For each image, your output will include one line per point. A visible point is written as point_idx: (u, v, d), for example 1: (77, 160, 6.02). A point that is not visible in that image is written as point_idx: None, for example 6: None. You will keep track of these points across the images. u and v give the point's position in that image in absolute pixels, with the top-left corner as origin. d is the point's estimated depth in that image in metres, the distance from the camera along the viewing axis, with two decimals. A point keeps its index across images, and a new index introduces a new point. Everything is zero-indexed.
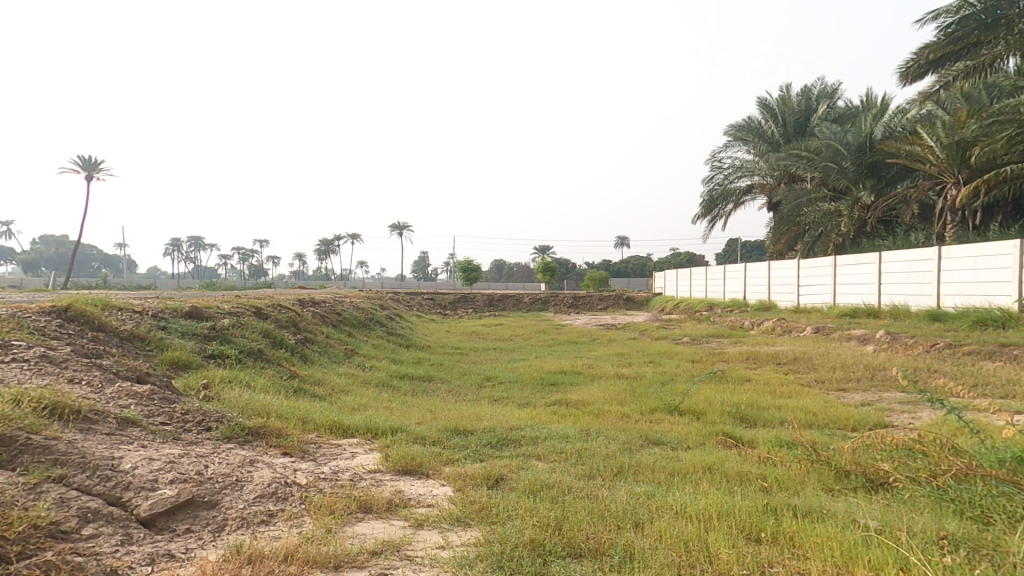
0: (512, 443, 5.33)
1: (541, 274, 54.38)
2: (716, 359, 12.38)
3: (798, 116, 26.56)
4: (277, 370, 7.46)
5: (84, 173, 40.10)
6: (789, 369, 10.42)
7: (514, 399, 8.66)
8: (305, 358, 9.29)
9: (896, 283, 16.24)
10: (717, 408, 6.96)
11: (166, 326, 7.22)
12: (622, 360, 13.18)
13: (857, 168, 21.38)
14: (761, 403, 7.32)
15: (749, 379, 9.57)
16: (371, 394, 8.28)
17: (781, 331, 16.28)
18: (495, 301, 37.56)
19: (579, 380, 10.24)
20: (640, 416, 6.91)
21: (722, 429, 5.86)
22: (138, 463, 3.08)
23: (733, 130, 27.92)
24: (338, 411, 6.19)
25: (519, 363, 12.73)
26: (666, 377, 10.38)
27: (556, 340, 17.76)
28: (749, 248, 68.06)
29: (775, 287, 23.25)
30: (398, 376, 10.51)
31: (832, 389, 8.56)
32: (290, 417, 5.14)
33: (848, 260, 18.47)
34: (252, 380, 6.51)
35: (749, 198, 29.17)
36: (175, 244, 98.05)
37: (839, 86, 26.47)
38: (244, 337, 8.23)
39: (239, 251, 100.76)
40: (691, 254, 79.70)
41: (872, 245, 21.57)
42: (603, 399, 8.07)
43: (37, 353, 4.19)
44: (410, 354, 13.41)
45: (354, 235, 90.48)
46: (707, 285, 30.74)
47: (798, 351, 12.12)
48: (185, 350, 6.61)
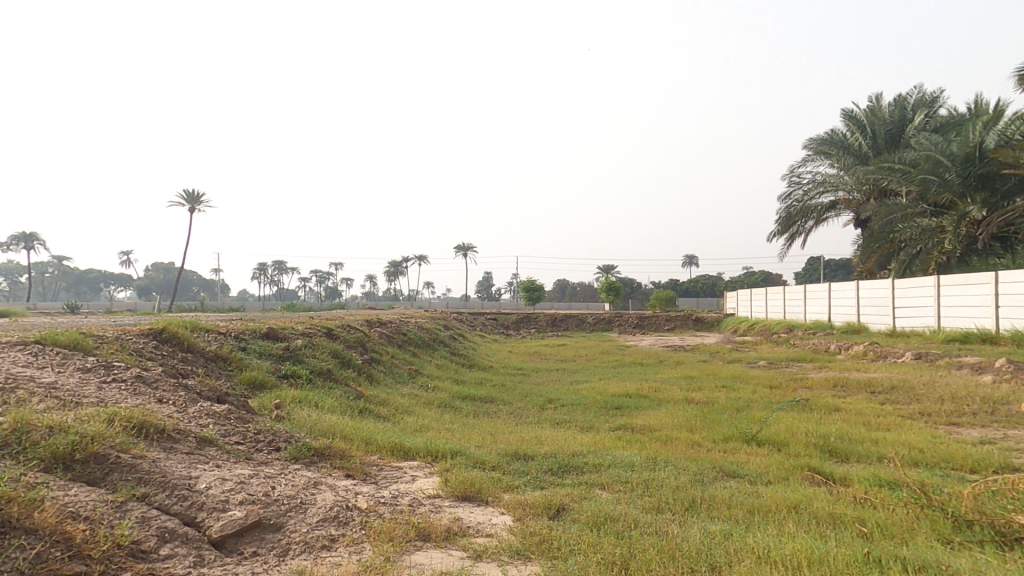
0: (574, 470, 5.11)
1: (605, 294, 53.40)
2: (798, 385, 11.40)
3: (889, 126, 24.60)
4: (344, 391, 7.73)
5: (188, 206, 44.67)
6: (885, 399, 9.37)
7: (575, 423, 8.39)
8: (371, 378, 9.57)
9: (1018, 306, 14.31)
10: (800, 440, 6.35)
11: (246, 346, 7.73)
12: (692, 383, 12.48)
13: (964, 181, 19.59)
14: (853, 437, 6.60)
15: (838, 408, 8.71)
16: (433, 414, 8.35)
17: (874, 357, 14.82)
18: (558, 321, 37.23)
19: (645, 405, 9.77)
20: (713, 445, 6.45)
21: (808, 462, 5.31)
22: (212, 483, 3.22)
23: (815, 143, 26.29)
24: (399, 432, 6.27)
25: (581, 385, 12.40)
26: (741, 403, 9.68)
27: (620, 361, 17.19)
28: (833, 265, 63.14)
29: (864, 307, 21.29)
30: (460, 397, 10.55)
31: (940, 423, 7.58)
32: (353, 437, 5.26)
33: (954, 279, 16.59)
34: (320, 400, 6.78)
35: (833, 214, 27.19)
36: (261, 269, 106.33)
37: (941, 94, 24.20)
38: (316, 357, 8.63)
39: (317, 274, 107.38)
40: (766, 273, 75.33)
41: (985, 265, 19.36)
42: (671, 426, 7.62)
43: (132, 373, 4.58)
44: (472, 375, 13.49)
45: (421, 257, 93.65)
46: (785, 305, 28.75)
47: (895, 379, 10.92)
48: (262, 370, 7.03)
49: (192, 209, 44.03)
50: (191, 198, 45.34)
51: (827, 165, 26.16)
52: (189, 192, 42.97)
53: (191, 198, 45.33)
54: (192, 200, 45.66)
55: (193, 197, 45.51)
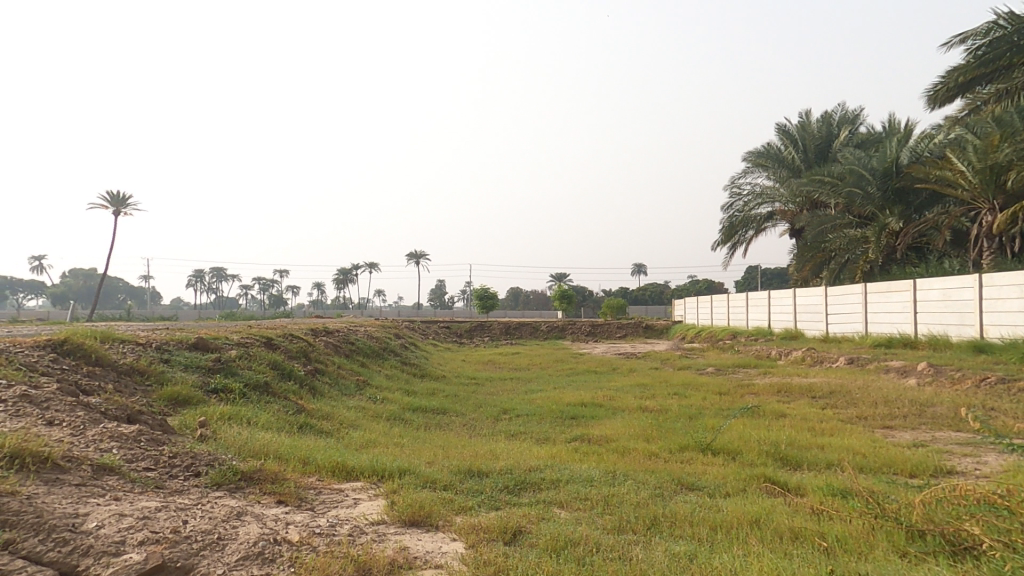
0: (531, 488, 4.85)
1: (558, 302, 53.81)
2: (745, 392, 11.69)
3: (818, 142, 26.20)
4: (284, 406, 7.14)
5: (113, 209, 41.52)
6: (826, 403, 9.70)
7: (532, 434, 8.15)
8: (314, 390, 8.94)
9: (934, 313, 15.41)
10: (753, 448, 6.39)
11: (170, 358, 6.99)
12: (645, 391, 12.55)
13: (884, 194, 20.99)
14: (802, 443, 6.70)
15: (785, 414, 8.93)
16: (382, 429, 7.86)
17: (812, 363, 15.51)
18: (512, 329, 37.06)
19: (601, 414, 9.67)
20: (670, 455, 6.38)
21: (765, 472, 5.29)
22: (106, 520, 2.74)
23: (752, 157, 27.57)
24: (344, 450, 5.78)
25: (536, 394, 12.18)
26: (693, 411, 9.75)
27: (574, 369, 17.14)
28: (770, 275, 66.56)
29: (801, 315, 22.40)
30: (410, 409, 10.06)
31: (878, 426, 7.88)
32: (289, 457, 4.77)
33: (878, 287, 17.69)
34: (255, 416, 6.19)
35: (771, 225, 28.60)
36: (198, 276, 100.21)
37: (861, 112, 26.06)
38: (251, 369, 7.94)
39: (260, 281, 102.33)
40: (710, 282, 78.59)
41: (903, 272, 20.76)
42: (627, 436, 7.51)
43: (17, 394, 3.99)
44: (423, 385, 12.98)
45: (370, 263, 91.42)
46: (729, 313, 29.86)
47: (834, 384, 11.38)
48: (186, 384, 6.34)
49: (117, 214, 40.79)
50: (118, 201, 42.27)
51: (764, 177, 27.51)
52: (112, 195, 39.70)
53: (116, 201, 42.12)
54: (117, 204, 42.41)
55: (119, 200, 42.31)
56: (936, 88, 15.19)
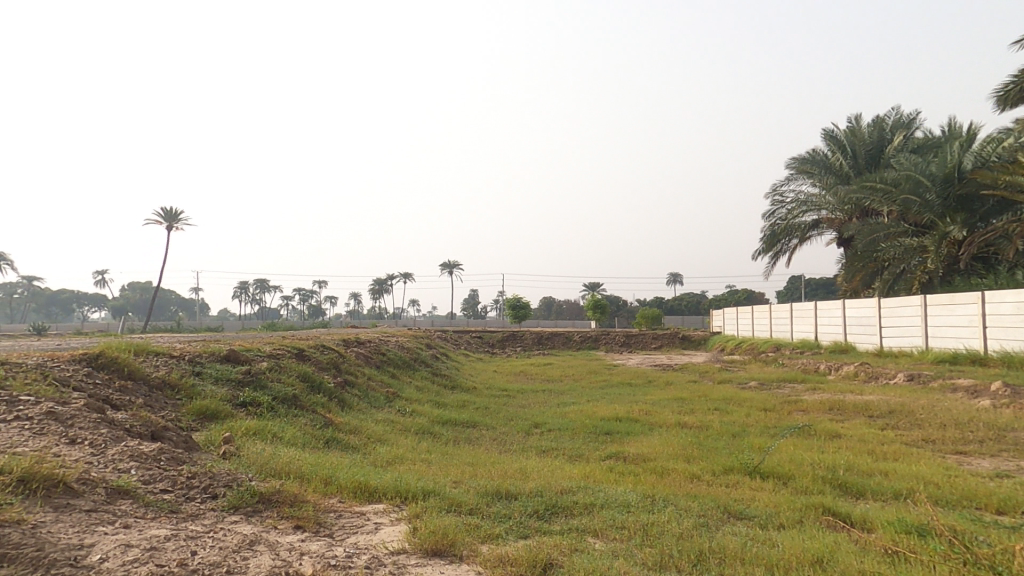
0: (563, 513, 4.52)
1: (591, 312, 53.04)
2: (793, 408, 10.99)
3: (869, 147, 24.93)
4: (311, 420, 7.07)
5: (167, 223, 43.73)
6: (886, 424, 8.96)
7: (564, 451, 7.82)
8: (343, 403, 8.88)
9: (1004, 324, 14.18)
10: (807, 472, 5.87)
11: (201, 371, 7.03)
12: (684, 406, 11.98)
13: (944, 201, 19.83)
14: (862, 468, 6.12)
15: (840, 434, 8.28)
16: (410, 443, 7.69)
17: (865, 378, 14.53)
18: (544, 339, 36.67)
19: (637, 429, 9.22)
20: (714, 478, 5.93)
21: (824, 501, 4.79)
22: (111, 552, 2.62)
23: (797, 163, 26.49)
24: (368, 468, 5.61)
25: (569, 408, 11.80)
26: (736, 428, 9.17)
27: (608, 381, 16.65)
28: (815, 285, 63.83)
29: (851, 325, 21.13)
30: (440, 422, 9.87)
31: (949, 452, 7.17)
32: (311, 476, 4.61)
33: (939, 297, 16.49)
34: (281, 431, 6.11)
35: (816, 232, 27.32)
36: (242, 287, 104.21)
37: (918, 115, 24.65)
38: (281, 382, 7.93)
39: (299, 291, 105.48)
40: (750, 291, 76.07)
41: (968, 284, 19.36)
42: (665, 455, 7.07)
43: (43, 410, 3.99)
44: (453, 397, 12.81)
45: (405, 274, 92.88)
46: (772, 323, 28.58)
47: (893, 402, 10.53)
48: (216, 398, 6.33)
49: (170, 228, 42.96)
50: (171, 216, 44.41)
51: (809, 184, 26.37)
52: (167, 210, 41.93)
53: (169, 215, 44.20)
54: (170, 219, 44.59)
55: (172, 215, 44.50)
56: (1007, 88, 14.57)
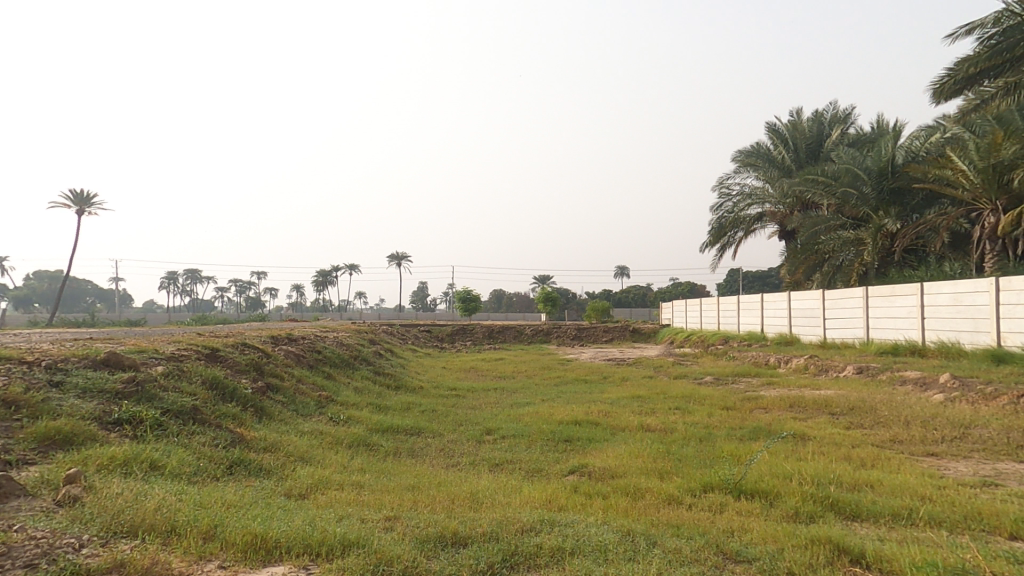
0: (525, 566, 3.58)
1: (541, 305, 52.57)
2: (753, 407, 10.61)
3: (809, 141, 25.53)
4: (214, 438, 5.76)
5: (77, 208, 39.13)
6: (850, 423, 8.63)
7: (520, 465, 6.89)
8: (260, 412, 7.53)
9: (944, 318, 14.56)
10: (794, 489, 5.24)
11: (63, 382, 5.51)
12: (644, 405, 11.34)
13: (879, 195, 20.41)
14: (847, 480, 5.54)
15: (809, 436, 7.81)
16: (339, 461, 6.48)
17: (816, 371, 14.54)
18: (495, 333, 35.78)
19: (599, 436, 8.43)
20: (693, 500, 5.19)
21: (830, 533, 4.09)
22: None
23: (742, 156, 26.84)
24: (277, 505, 4.40)
25: (523, 410, 10.88)
26: (702, 431, 8.56)
27: (563, 378, 15.86)
28: (751, 279, 66.84)
29: (797, 319, 21.53)
30: (378, 430, 8.64)
31: (922, 454, 6.83)
32: (185, 529, 3.37)
33: (881, 291, 16.90)
34: (165, 456, 4.78)
35: (760, 226, 27.88)
36: (170, 278, 96.89)
37: (852, 111, 25.48)
38: (177, 391, 6.47)
39: (236, 282, 99.49)
40: (692, 285, 78.74)
41: (901, 274, 20.03)
42: (634, 470, 6.28)
43: None
44: (397, 399, 11.56)
45: (350, 264, 89.52)
46: (720, 317, 28.92)
47: (851, 398, 10.34)
48: (75, 417, 4.89)
49: (80, 212, 38.96)
50: (80, 198, 39.72)
51: (753, 177, 26.83)
52: (79, 193, 38.64)
53: (80, 199, 39.89)
54: (83, 202, 40.20)
55: (84, 199, 40.05)
56: (942, 81, 14.93)
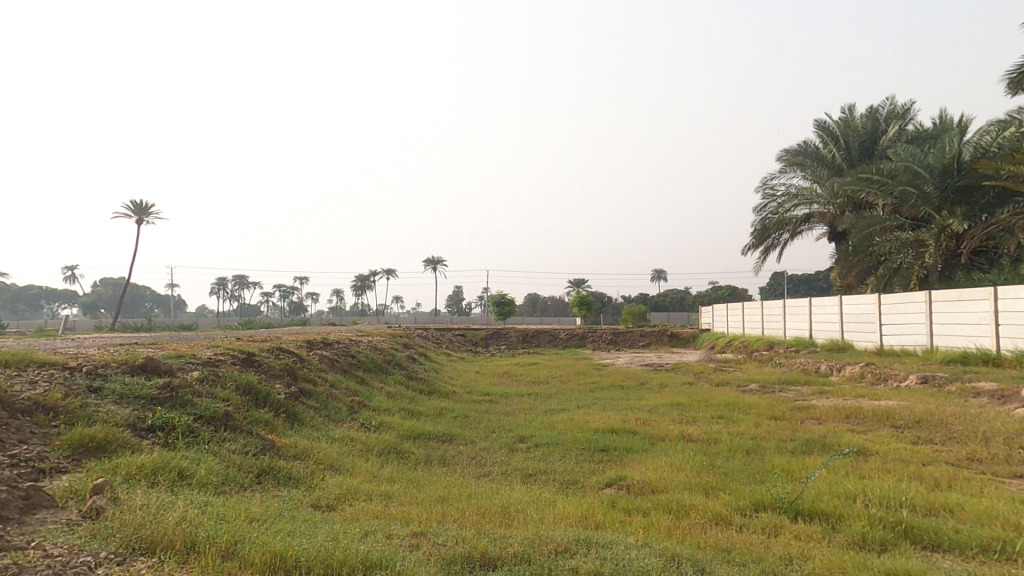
0: None
1: (576, 309, 51.92)
2: (805, 417, 9.94)
3: (862, 137, 24.13)
4: (245, 445, 5.72)
5: (136, 217, 41.34)
6: (916, 437, 7.90)
7: (554, 476, 6.59)
8: (292, 418, 7.51)
9: (1019, 323, 13.33)
10: (860, 512, 4.72)
11: (101, 388, 5.57)
12: (685, 414, 10.82)
13: (942, 193, 19.01)
14: (919, 502, 4.98)
15: (871, 452, 7.17)
16: (368, 470, 6.34)
17: (873, 380, 13.56)
18: (530, 337, 35.49)
19: (638, 446, 8.02)
20: (745, 522, 4.75)
21: (909, 566, 3.59)
22: None
23: (788, 154, 25.68)
24: (301, 518, 4.26)
25: (558, 417, 10.54)
26: (749, 443, 8.01)
27: (599, 384, 15.42)
28: (797, 282, 64.11)
29: (849, 324, 20.29)
30: (409, 437, 8.50)
31: (1005, 476, 6.13)
32: (204, 545, 3.25)
33: (946, 293, 15.67)
34: (193, 465, 4.72)
35: (807, 227, 26.56)
36: (219, 284, 101.24)
37: (911, 105, 23.90)
38: (211, 396, 6.49)
39: (280, 288, 103.18)
40: (733, 289, 76.21)
41: (969, 278, 18.54)
42: (677, 485, 5.87)
43: None
44: (430, 405, 11.43)
45: (388, 270, 91.27)
46: (763, 322, 27.69)
47: (916, 410, 9.53)
48: (109, 423, 4.91)
49: (138, 221, 41.11)
50: (140, 208, 42.14)
51: (800, 176, 25.60)
52: (139, 203, 40.92)
53: (138, 210, 42.15)
54: (140, 211, 42.36)
55: (142, 209, 42.23)
56: (1022, 69, 13.72)
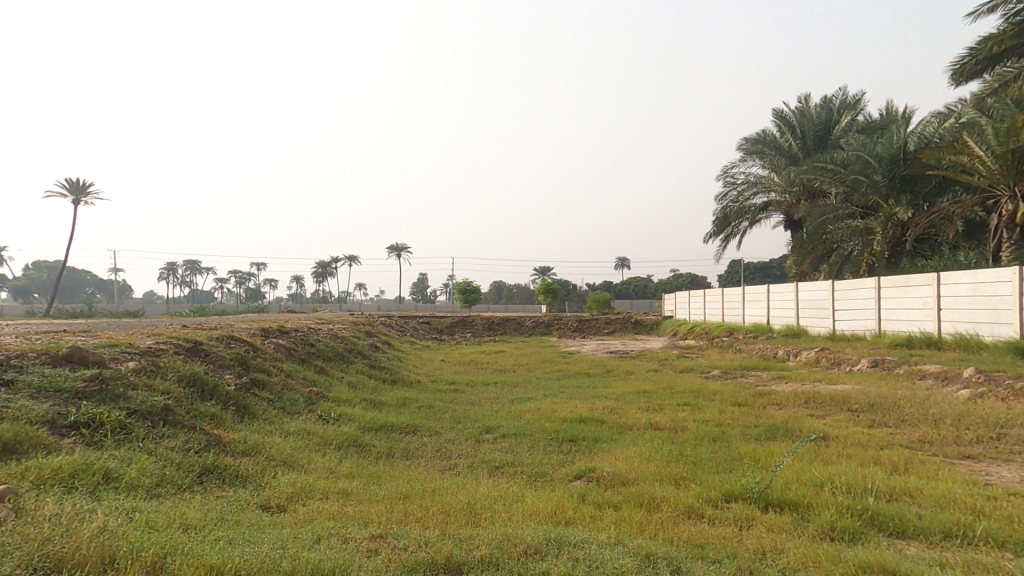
0: None
1: (542, 296, 52.07)
2: (766, 402, 10.12)
3: (817, 128, 24.80)
4: (187, 442, 5.23)
5: (72, 197, 38.46)
6: (872, 421, 8.11)
7: (522, 469, 6.38)
8: (243, 411, 7.00)
9: (961, 309, 14.00)
10: (829, 500, 4.69)
11: (14, 381, 4.97)
12: (651, 401, 10.83)
13: (890, 182, 19.67)
14: (882, 486, 5.02)
15: (832, 436, 7.29)
16: (326, 465, 5.95)
17: (828, 365, 14.01)
18: (495, 324, 35.28)
19: (606, 435, 7.92)
20: (717, 513, 4.66)
21: (882, 558, 3.54)
22: None
23: (748, 144, 26.19)
24: (246, 523, 3.86)
25: (525, 406, 10.35)
26: (715, 430, 8.04)
27: (565, 371, 15.35)
28: (753, 270, 66.37)
29: (805, 311, 20.98)
30: (371, 429, 8.13)
31: (956, 457, 6.31)
32: (127, 562, 2.84)
33: (895, 281, 16.34)
34: (123, 466, 4.23)
35: (765, 216, 27.25)
36: (169, 269, 96.26)
37: (862, 97, 24.70)
38: (149, 389, 5.93)
39: (236, 274, 99.28)
40: (693, 277, 78.26)
41: (913, 264, 19.39)
42: (647, 476, 5.77)
43: None
44: (393, 394, 11.03)
45: (350, 256, 89.04)
46: (724, 309, 28.38)
47: (870, 393, 9.83)
48: (22, 422, 4.35)
49: (76, 201, 38.29)
50: (77, 187, 39.18)
51: (759, 165, 26.15)
52: (75, 181, 38.02)
53: (75, 188, 39.25)
54: (77, 191, 39.56)
55: (80, 187, 39.33)
56: (963, 61, 14.27)
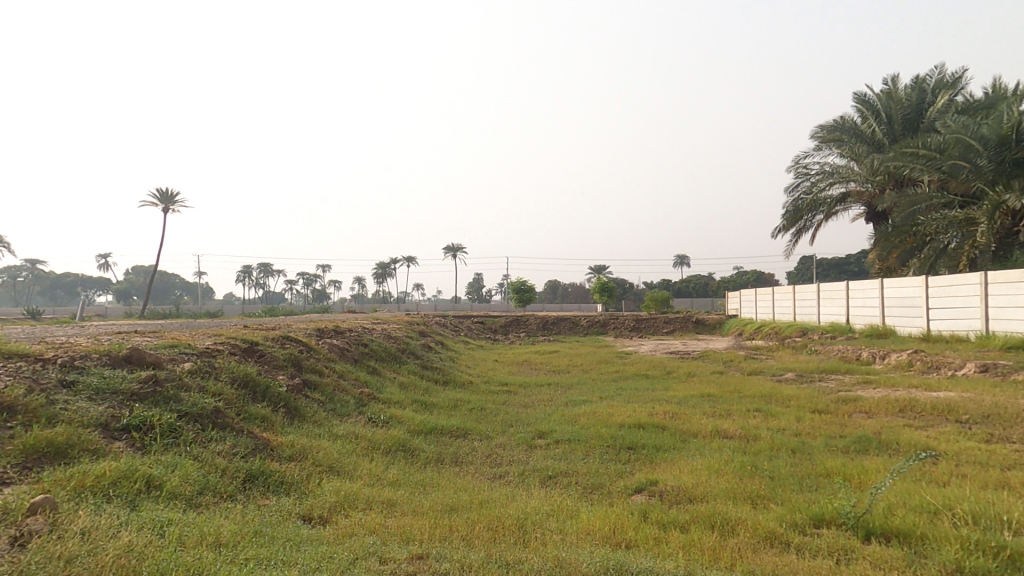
0: None
1: (598, 295, 50.98)
2: (852, 410, 9.03)
3: (906, 110, 22.42)
4: (234, 446, 5.17)
5: (162, 205, 41.74)
6: (988, 435, 6.96)
7: (578, 479, 5.90)
8: (293, 413, 6.97)
9: None
10: (950, 533, 3.90)
11: (76, 382, 5.09)
12: (718, 406, 9.99)
13: (998, 166, 17.33)
14: (1018, 519, 4.13)
15: (939, 452, 6.27)
16: (372, 472, 5.74)
17: (924, 368, 12.46)
18: (550, 324, 34.77)
19: (669, 444, 7.28)
20: (808, 542, 3.99)
21: None
22: None
23: (823, 131, 24.13)
24: (282, 538, 3.65)
25: (580, 410, 9.84)
26: (794, 441, 7.19)
27: (622, 373, 14.63)
28: (828, 266, 61.82)
29: (891, 309, 19.00)
30: (420, 432, 7.92)
31: None
32: None
33: (1004, 276, 14.37)
34: (167, 471, 4.17)
35: (843, 208, 25.03)
36: (244, 273, 102.94)
37: (962, 75, 22.02)
38: (202, 391, 5.97)
39: (303, 276, 104.77)
40: (759, 274, 74.06)
41: None
42: (718, 492, 5.13)
43: None
44: (444, 396, 10.85)
45: (409, 257, 91.53)
46: (795, 308, 26.37)
47: (981, 403, 8.52)
48: (75, 424, 4.40)
49: (166, 208, 41.64)
50: (166, 197, 42.52)
51: (836, 154, 24.03)
52: (165, 191, 41.23)
53: (165, 197, 42.59)
54: (167, 200, 42.89)
55: (170, 196, 42.61)
56: None
